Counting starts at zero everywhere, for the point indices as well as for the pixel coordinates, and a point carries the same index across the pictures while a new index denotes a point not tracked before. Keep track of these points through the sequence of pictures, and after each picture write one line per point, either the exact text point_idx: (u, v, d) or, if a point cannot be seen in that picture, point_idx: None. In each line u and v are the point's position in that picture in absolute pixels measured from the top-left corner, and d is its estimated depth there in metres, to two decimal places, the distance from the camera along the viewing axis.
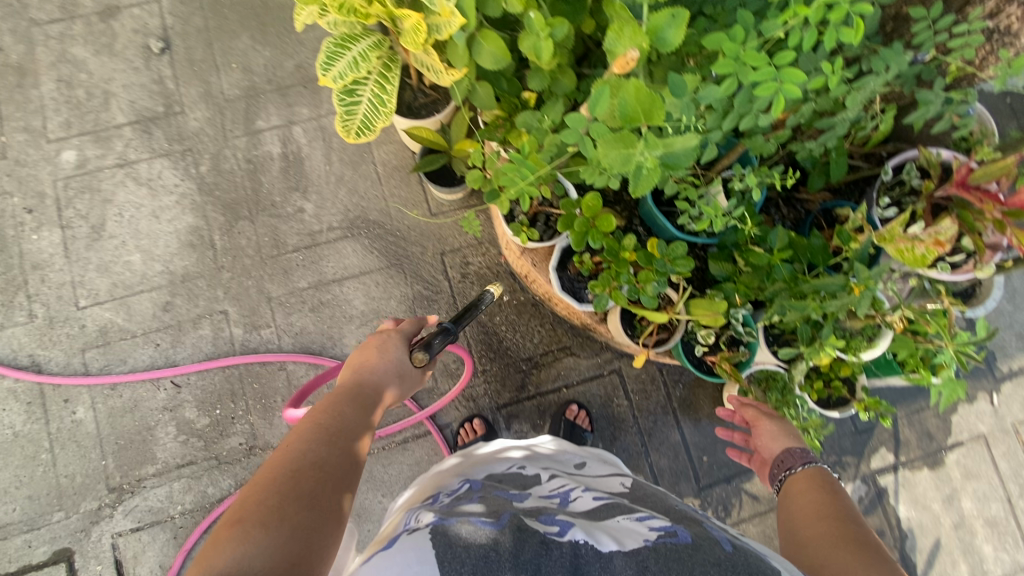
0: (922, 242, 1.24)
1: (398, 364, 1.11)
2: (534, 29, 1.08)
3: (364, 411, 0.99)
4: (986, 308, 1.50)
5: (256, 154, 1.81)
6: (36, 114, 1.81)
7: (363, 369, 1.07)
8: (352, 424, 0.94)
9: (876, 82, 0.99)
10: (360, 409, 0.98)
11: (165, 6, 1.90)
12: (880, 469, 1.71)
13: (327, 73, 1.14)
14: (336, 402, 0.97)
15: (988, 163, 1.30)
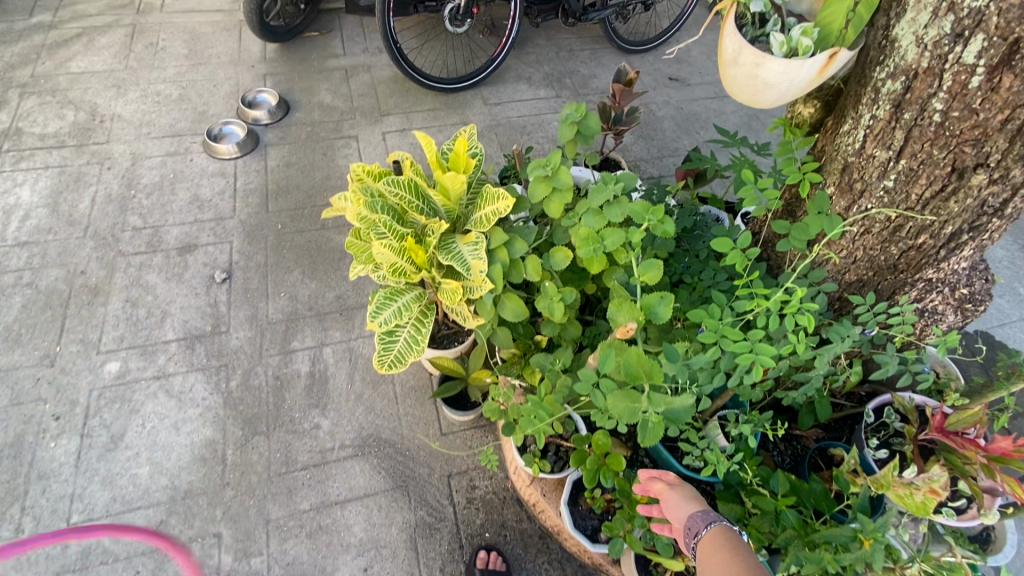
0: (919, 489, 1.27)
1: None
2: (549, 294, 1.32)
3: None
4: (1007, 557, 1.46)
5: (285, 371, 1.97)
6: (94, 328, 2.02)
7: None
8: None
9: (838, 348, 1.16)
10: None
11: (235, 246, 2.28)
12: None
13: (376, 318, 1.35)
14: None
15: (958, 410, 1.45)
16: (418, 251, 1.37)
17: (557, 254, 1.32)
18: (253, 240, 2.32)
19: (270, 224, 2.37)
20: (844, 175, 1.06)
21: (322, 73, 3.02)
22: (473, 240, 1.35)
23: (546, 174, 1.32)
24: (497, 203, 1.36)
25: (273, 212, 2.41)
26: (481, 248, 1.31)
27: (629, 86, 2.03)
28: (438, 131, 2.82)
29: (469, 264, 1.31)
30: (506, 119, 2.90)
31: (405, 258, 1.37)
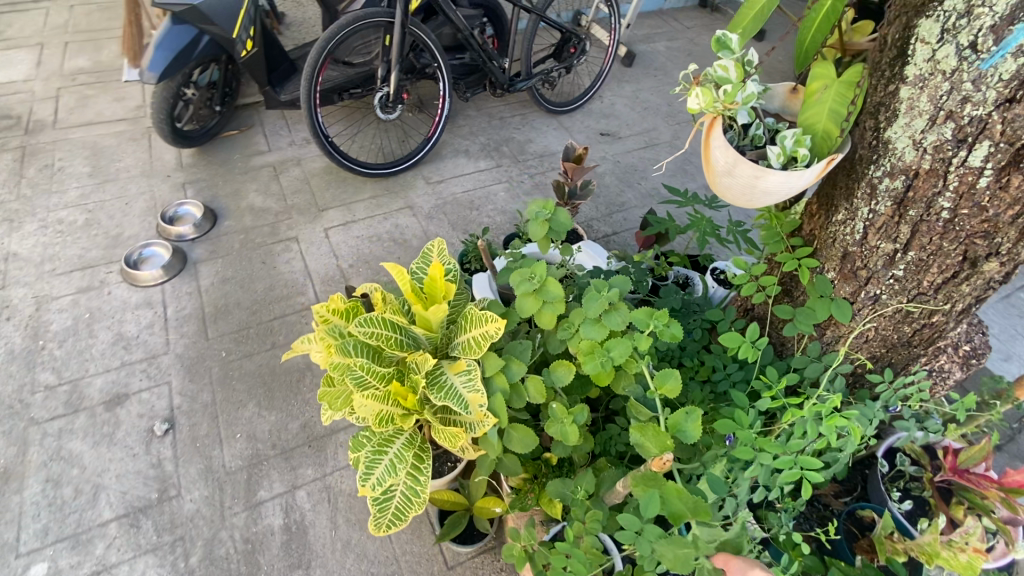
0: (962, 548, 1.22)
1: None
2: (558, 417, 1.21)
3: None
4: None
5: (255, 531, 1.71)
6: (8, 525, 1.67)
7: None
8: None
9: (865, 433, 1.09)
10: None
11: (174, 387, 2.01)
12: None
13: (367, 482, 1.18)
14: None
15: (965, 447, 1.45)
16: (406, 393, 1.22)
17: (558, 370, 1.21)
18: (195, 376, 2.05)
19: (212, 353, 2.11)
20: (843, 262, 1.04)
21: (247, 173, 2.82)
22: (464, 370, 1.21)
23: (532, 287, 1.22)
24: (484, 325, 1.24)
25: (213, 338, 2.16)
26: (475, 380, 1.18)
27: (579, 162, 2.00)
28: (383, 219, 2.69)
29: (466, 400, 1.17)
30: (451, 197, 2.82)
31: (391, 403, 1.21)
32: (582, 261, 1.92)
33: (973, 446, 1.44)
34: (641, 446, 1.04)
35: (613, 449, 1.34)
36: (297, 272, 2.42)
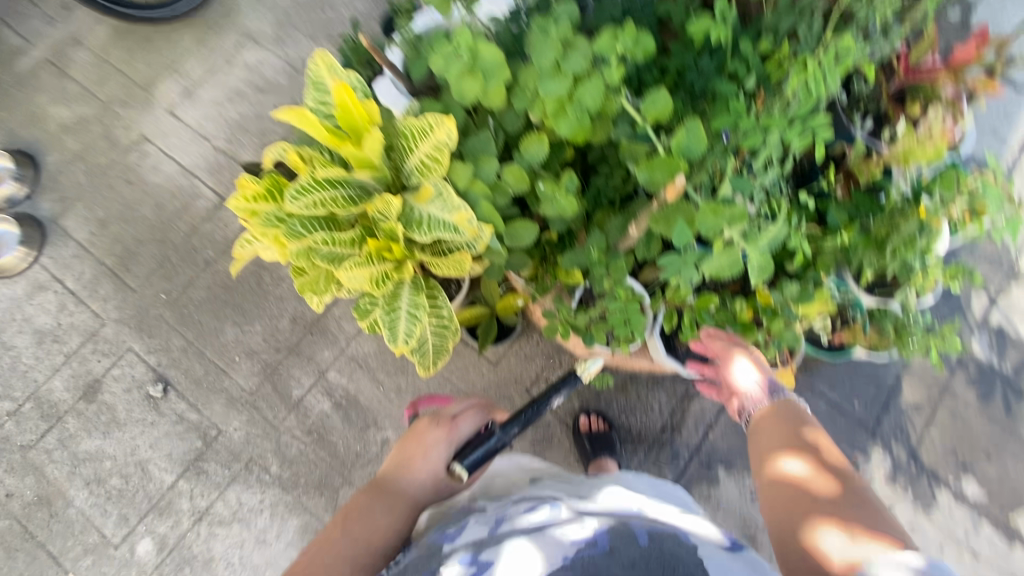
0: (930, 142, 1.25)
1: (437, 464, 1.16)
2: (550, 194, 1.12)
3: (393, 512, 1.07)
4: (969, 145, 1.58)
5: (312, 422, 1.77)
6: (87, 531, 1.68)
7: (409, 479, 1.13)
8: (379, 525, 1.04)
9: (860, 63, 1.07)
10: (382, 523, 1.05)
11: (140, 350, 1.83)
12: (985, 310, 1.88)
13: (398, 343, 1.14)
14: (366, 505, 1.07)
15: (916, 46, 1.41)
16: (387, 244, 1.08)
17: (531, 145, 1.09)
18: (152, 330, 1.85)
19: (152, 301, 1.88)
20: None
21: (21, 82, 2.10)
22: (434, 194, 1.05)
23: (465, 65, 1.01)
24: (431, 134, 1.02)
25: (142, 287, 1.89)
26: (451, 199, 1.04)
27: None
28: (228, 64, 2.10)
29: (453, 224, 1.05)
30: None
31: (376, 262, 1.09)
32: None
33: (924, 38, 1.40)
34: (652, 183, 1.00)
35: (605, 199, 1.29)
36: (174, 175, 2.00)
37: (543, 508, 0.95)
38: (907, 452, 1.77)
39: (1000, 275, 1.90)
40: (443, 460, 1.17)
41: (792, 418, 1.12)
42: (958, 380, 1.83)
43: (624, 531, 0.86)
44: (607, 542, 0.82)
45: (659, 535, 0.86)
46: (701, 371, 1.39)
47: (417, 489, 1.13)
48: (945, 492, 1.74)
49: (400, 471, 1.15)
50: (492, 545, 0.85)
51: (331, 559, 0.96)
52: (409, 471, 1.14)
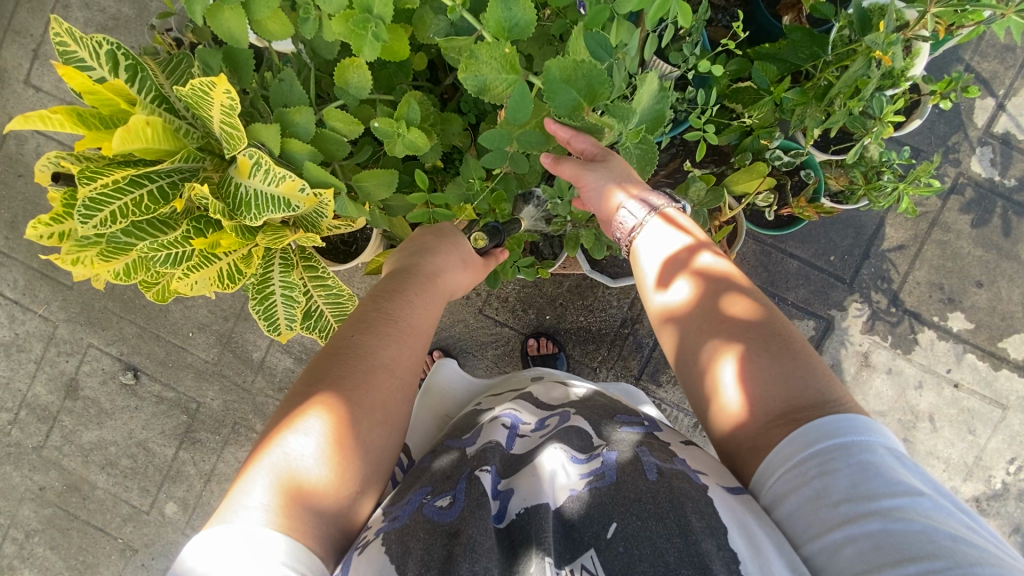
0: None
1: (464, 256, 1.03)
2: (392, 133, 0.91)
3: (423, 296, 0.90)
4: None
5: (281, 379, 1.81)
6: (118, 505, 1.86)
7: (429, 262, 0.97)
8: (415, 310, 0.88)
9: None
10: (418, 305, 0.89)
11: (99, 344, 1.84)
12: (989, 120, 1.60)
13: (282, 330, 1.07)
14: (395, 290, 0.90)
15: None
16: (223, 238, 0.94)
17: (350, 76, 0.86)
18: (102, 322, 1.84)
19: (92, 295, 1.83)
20: None
21: None
22: (254, 166, 0.88)
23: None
24: (213, 100, 0.81)
25: (76, 283, 1.83)
26: (273, 169, 0.86)
27: None
28: None
29: (284, 198, 0.88)
30: None
31: (222, 255, 0.96)
32: None
33: None
34: (488, 89, 0.75)
35: (488, 105, 1.08)
36: None
37: (555, 420, 0.85)
38: (888, 298, 1.67)
39: (1010, 73, 1.58)
40: (467, 251, 1.04)
41: (691, 252, 0.84)
42: (949, 209, 1.63)
43: (630, 457, 0.70)
44: (616, 473, 0.67)
45: (674, 471, 0.67)
46: (629, 279, 1.27)
47: (449, 277, 0.98)
48: (928, 331, 1.67)
49: (419, 256, 0.98)
50: (509, 474, 0.75)
51: (373, 339, 0.80)
52: (437, 258, 0.99)
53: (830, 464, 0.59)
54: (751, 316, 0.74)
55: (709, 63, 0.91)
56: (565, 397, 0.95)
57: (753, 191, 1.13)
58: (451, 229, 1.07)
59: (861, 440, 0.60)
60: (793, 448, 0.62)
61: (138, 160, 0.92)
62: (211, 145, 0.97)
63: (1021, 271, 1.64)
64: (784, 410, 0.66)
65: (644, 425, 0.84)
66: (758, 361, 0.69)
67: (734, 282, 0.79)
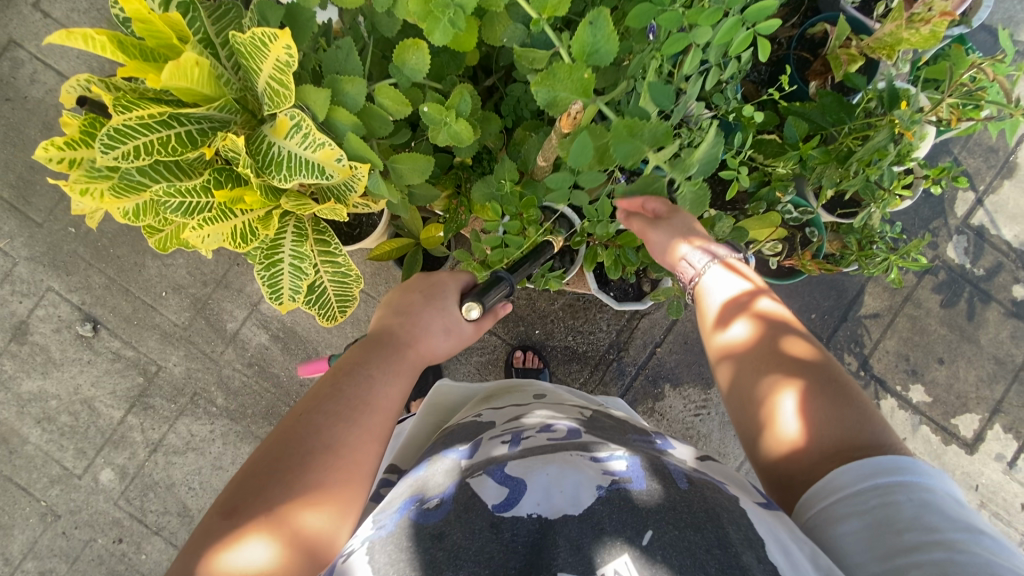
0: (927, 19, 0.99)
1: (450, 324, 0.95)
2: (438, 120, 0.90)
3: (395, 371, 0.84)
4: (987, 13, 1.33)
5: (252, 354, 1.73)
6: (48, 463, 1.72)
7: (407, 330, 0.91)
8: (380, 384, 0.81)
9: None
10: (383, 374, 0.83)
11: (60, 289, 1.73)
12: (968, 211, 1.73)
13: (282, 300, 1.03)
14: (365, 363, 0.83)
15: None
16: (242, 196, 0.91)
17: (409, 56, 0.86)
18: (68, 266, 1.72)
19: (63, 236, 1.72)
20: None
21: None
22: (293, 128, 0.86)
23: None
24: (268, 52, 0.80)
25: (47, 221, 1.72)
26: (313, 134, 0.84)
27: None
28: None
29: (319, 165, 0.86)
30: None
31: (238, 213, 0.93)
32: None
33: None
34: (556, 103, 0.77)
35: (528, 112, 1.08)
36: (56, 87, 1.72)
37: (565, 426, 0.82)
38: (858, 361, 1.76)
39: (990, 172, 1.72)
40: (453, 317, 0.96)
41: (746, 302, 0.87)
42: (923, 286, 1.74)
43: (661, 467, 0.69)
44: (646, 480, 0.65)
45: (703, 481, 0.68)
46: (633, 304, 1.28)
47: (428, 345, 0.92)
48: (890, 399, 1.76)
49: (399, 319, 0.92)
50: (521, 460, 0.71)
51: (325, 416, 0.75)
52: (416, 325, 0.92)
53: (897, 494, 0.61)
54: (810, 362, 0.77)
55: (752, 110, 0.95)
56: (570, 407, 0.95)
57: (762, 239, 1.17)
58: (447, 287, 0.99)
59: (922, 479, 0.62)
60: (853, 475, 0.64)
61: (170, 101, 0.89)
62: (247, 100, 0.94)
63: (978, 354, 1.76)
64: (840, 448, 0.68)
65: (658, 440, 0.83)
66: (814, 404, 0.72)
67: (792, 330, 0.82)
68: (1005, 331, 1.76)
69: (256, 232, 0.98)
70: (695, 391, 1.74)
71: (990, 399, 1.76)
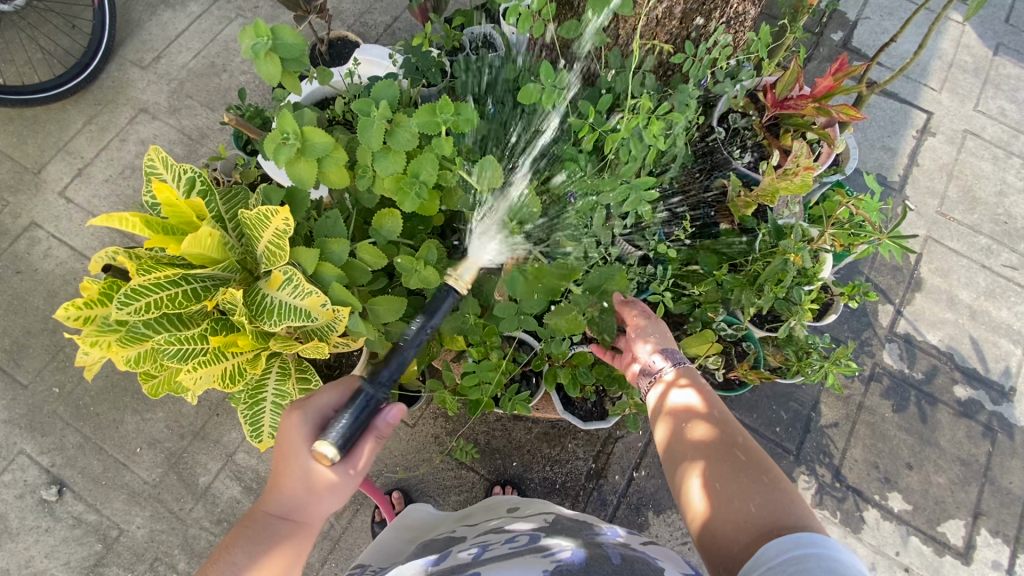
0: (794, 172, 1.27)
1: (308, 473, 0.86)
2: (410, 268, 1.08)
3: (266, 550, 0.85)
4: (855, 163, 1.64)
5: (222, 510, 1.68)
6: None
7: (275, 498, 0.89)
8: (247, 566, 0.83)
9: (690, 92, 1.11)
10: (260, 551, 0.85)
11: (31, 451, 1.71)
12: (891, 321, 1.94)
13: (263, 437, 1.09)
14: (238, 544, 0.86)
15: (782, 76, 1.41)
16: (234, 340, 1.03)
17: (386, 222, 1.06)
18: (45, 427, 1.74)
19: (45, 397, 1.76)
20: None
21: None
22: (286, 281, 1.01)
23: (296, 150, 0.98)
24: (269, 223, 0.99)
25: (33, 382, 1.77)
26: (302, 285, 0.99)
27: None
28: (122, 142, 2.05)
29: (305, 310, 1.00)
30: (185, 70, 2.14)
31: (229, 356, 1.04)
32: (365, 74, 1.52)
33: (787, 72, 1.41)
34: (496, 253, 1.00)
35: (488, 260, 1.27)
36: (66, 259, 1.91)
37: (525, 537, 0.86)
38: (832, 472, 1.79)
39: (901, 287, 1.97)
40: (310, 468, 0.85)
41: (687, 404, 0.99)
42: (872, 393, 1.86)
43: (597, 550, 0.74)
44: (584, 560, 0.70)
45: (635, 557, 0.73)
46: (598, 423, 1.36)
47: (305, 513, 0.88)
48: (872, 510, 1.76)
49: (272, 491, 0.89)
50: (476, 567, 0.75)
51: None
52: (285, 491, 0.87)
53: (808, 562, 0.66)
54: (712, 446, 0.89)
55: (665, 247, 1.17)
56: (538, 517, 0.99)
57: (702, 354, 1.31)
58: (304, 432, 0.88)
59: (835, 550, 0.67)
60: (774, 551, 0.70)
61: (179, 265, 1.05)
62: (246, 261, 1.11)
63: (942, 457, 1.81)
64: (768, 528, 0.74)
65: (611, 532, 0.89)
66: (749, 488, 0.81)
67: (700, 418, 0.95)
68: (960, 432, 1.84)
69: (244, 373, 1.08)
70: (678, 517, 1.72)
71: (968, 502, 1.77)
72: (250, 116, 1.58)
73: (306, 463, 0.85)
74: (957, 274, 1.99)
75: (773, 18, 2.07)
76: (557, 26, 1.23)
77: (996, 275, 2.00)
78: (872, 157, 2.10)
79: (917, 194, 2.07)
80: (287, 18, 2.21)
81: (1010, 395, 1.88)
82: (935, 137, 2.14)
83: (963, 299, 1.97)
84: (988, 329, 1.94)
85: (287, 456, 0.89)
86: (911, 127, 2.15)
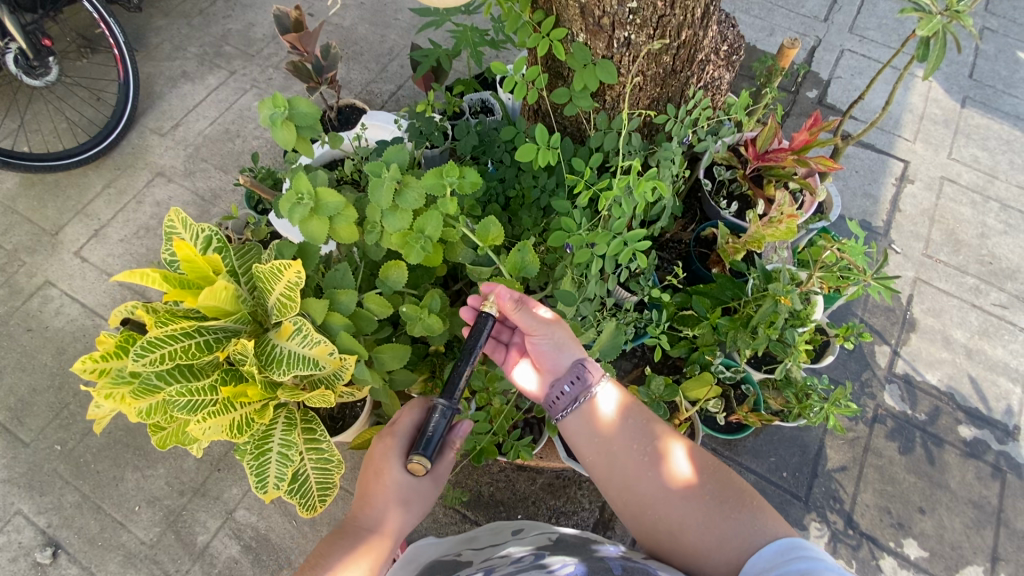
0: (778, 219, 1.34)
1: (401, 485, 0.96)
2: (414, 316, 1.12)
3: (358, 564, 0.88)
4: (839, 209, 1.72)
5: (219, 570, 1.63)
6: None
7: (363, 514, 0.94)
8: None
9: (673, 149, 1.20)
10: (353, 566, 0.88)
11: (28, 511, 1.69)
12: (889, 361, 1.96)
13: (267, 488, 1.09)
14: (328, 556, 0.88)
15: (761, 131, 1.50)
16: (243, 390, 1.06)
17: (391, 273, 1.12)
18: (44, 486, 1.72)
19: (47, 455, 1.76)
20: (585, 19, 1.13)
21: None
22: (295, 331, 1.05)
23: (308, 209, 1.05)
24: (282, 276, 1.04)
25: (35, 440, 1.77)
26: (311, 334, 1.03)
27: (302, 28, 1.67)
28: (138, 204, 2.15)
29: (314, 359, 1.03)
30: (201, 137, 2.27)
31: (238, 406, 1.06)
32: (372, 138, 1.63)
33: (766, 127, 1.49)
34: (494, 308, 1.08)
35: None
36: (77, 316, 1.95)
37: (529, 554, 0.90)
38: (843, 519, 1.75)
39: (895, 328, 2.01)
40: (402, 479, 0.96)
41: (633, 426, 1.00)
42: (877, 435, 1.86)
43: (598, 565, 0.79)
44: None
45: (634, 567, 0.79)
46: None
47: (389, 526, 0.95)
48: (888, 557, 1.71)
49: (359, 507, 0.95)
50: None
51: None
52: (374, 506, 0.95)
53: None
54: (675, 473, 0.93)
55: (659, 292, 1.22)
56: (540, 535, 1.03)
57: (702, 397, 1.33)
58: (395, 449, 0.99)
59: None
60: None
61: (194, 318, 1.09)
62: (257, 313, 1.15)
63: (955, 500, 1.78)
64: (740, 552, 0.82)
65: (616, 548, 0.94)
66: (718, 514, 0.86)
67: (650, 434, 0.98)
68: (970, 473, 1.82)
69: (250, 423, 1.09)
70: None
71: (985, 547, 1.73)
72: (262, 178, 1.68)
73: (400, 475, 0.96)
74: (949, 314, 2.03)
75: (751, 79, 2.23)
76: (549, 92, 1.35)
77: (988, 315, 2.04)
78: (855, 204, 2.19)
79: (902, 237, 2.14)
80: (298, 89, 2.38)
81: (1015, 435, 1.87)
82: (914, 183, 2.24)
83: (958, 338, 2.00)
84: (986, 367, 1.96)
85: (373, 474, 0.97)
86: (890, 174, 2.26)
